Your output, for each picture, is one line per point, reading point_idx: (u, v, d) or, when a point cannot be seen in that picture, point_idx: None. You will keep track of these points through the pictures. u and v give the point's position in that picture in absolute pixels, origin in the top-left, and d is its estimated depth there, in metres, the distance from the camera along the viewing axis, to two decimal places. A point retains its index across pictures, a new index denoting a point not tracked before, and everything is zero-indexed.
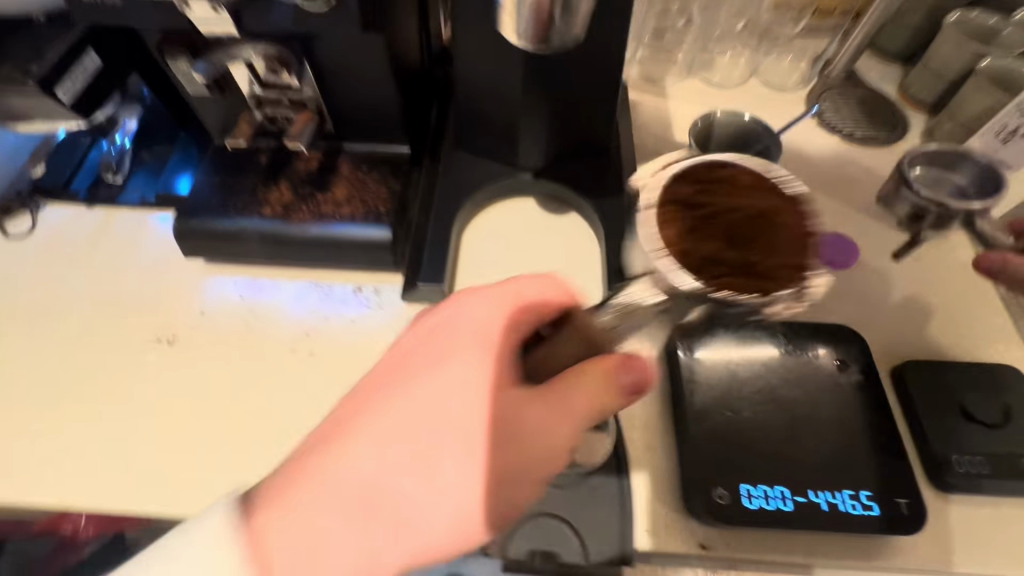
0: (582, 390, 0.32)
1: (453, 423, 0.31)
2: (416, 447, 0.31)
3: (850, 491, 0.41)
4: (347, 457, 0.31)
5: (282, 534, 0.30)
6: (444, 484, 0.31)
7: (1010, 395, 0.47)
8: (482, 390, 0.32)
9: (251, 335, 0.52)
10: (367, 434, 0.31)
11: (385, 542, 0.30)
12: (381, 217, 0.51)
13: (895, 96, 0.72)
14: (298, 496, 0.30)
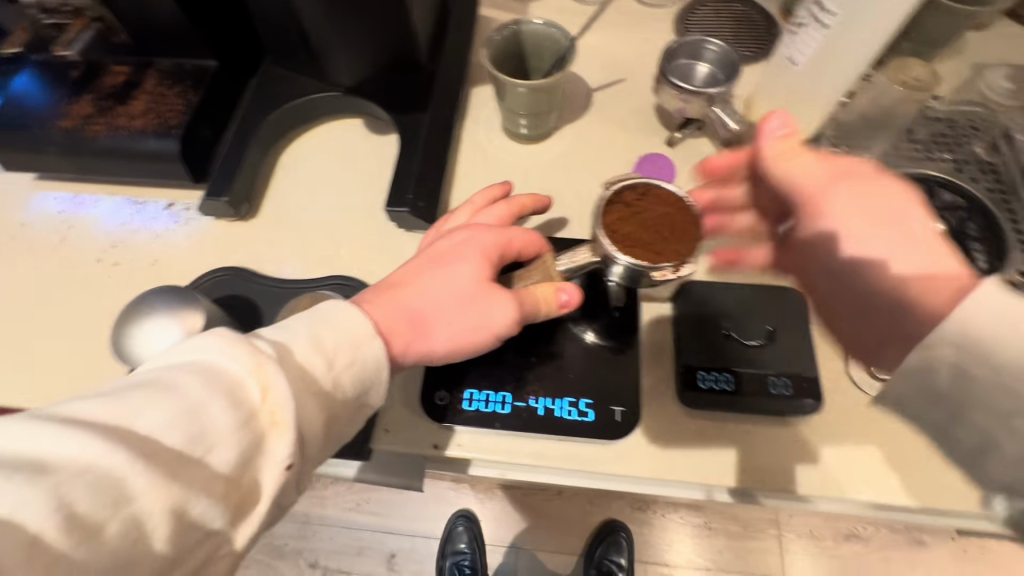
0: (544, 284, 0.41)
1: (462, 289, 0.40)
2: (466, 292, 0.40)
3: (568, 398, 0.43)
4: (424, 284, 0.40)
5: (383, 315, 0.38)
6: (460, 322, 0.39)
7: (777, 316, 0.46)
8: (490, 271, 0.41)
9: (62, 245, 0.54)
10: (435, 280, 0.40)
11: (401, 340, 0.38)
12: (172, 130, 0.52)
13: (776, 15, 0.66)
14: (387, 299, 0.39)
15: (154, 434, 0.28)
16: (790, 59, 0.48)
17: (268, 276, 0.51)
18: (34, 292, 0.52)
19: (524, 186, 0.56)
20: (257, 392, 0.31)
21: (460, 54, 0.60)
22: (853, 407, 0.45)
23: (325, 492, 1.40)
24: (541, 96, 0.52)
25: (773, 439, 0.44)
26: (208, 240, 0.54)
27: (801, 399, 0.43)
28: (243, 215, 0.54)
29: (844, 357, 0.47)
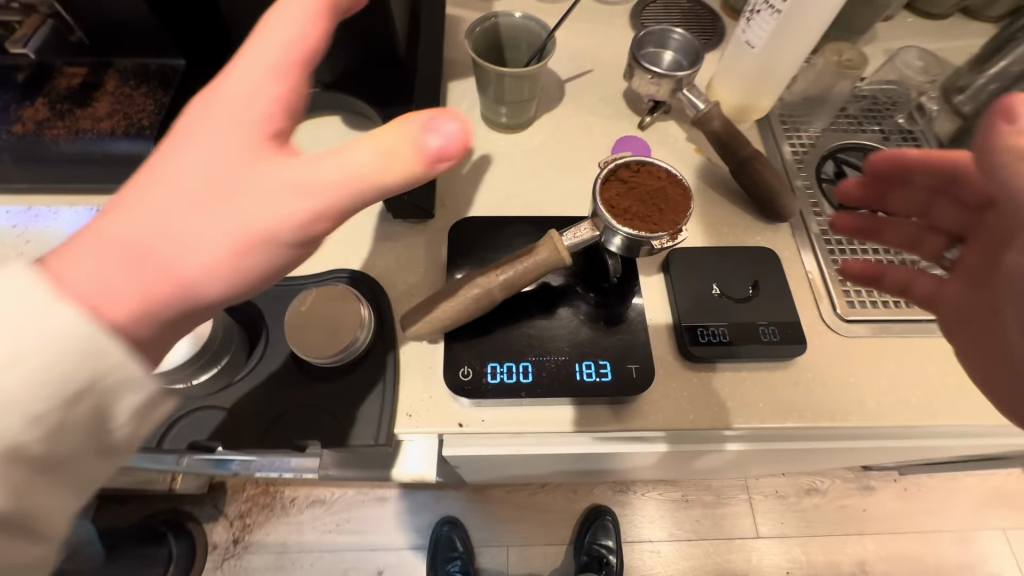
0: (386, 151, 0.28)
1: (206, 189, 0.26)
2: (206, 183, 0.26)
3: (587, 361, 0.45)
4: (165, 203, 0.26)
5: (81, 280, 0.24)
6: (233, 244, 0.27)
7: (757, 271, 0.51)
8: (255, 146, 0.27)
9: None
10: (170, 186, 0.26)
11: (132, 291, 0.25)
12: (143, 131, 0.49)
13: (719, 9, 0.73)
14: (79, 259, 0.25)
15: None
16: (747, 42, 0.53)
17: None
18: None
19: (512, 173, 0.58)
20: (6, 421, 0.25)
21: (436, 49, 0.61)
22: (829, 347, 0.50)
23: (299, 517, 1.33)
24: (524, 84, 0.55)
25: (767, 382, 0.48)
26: None
27: (787, 343, 0.48)
28: None
29: (817, 305, 0.52)
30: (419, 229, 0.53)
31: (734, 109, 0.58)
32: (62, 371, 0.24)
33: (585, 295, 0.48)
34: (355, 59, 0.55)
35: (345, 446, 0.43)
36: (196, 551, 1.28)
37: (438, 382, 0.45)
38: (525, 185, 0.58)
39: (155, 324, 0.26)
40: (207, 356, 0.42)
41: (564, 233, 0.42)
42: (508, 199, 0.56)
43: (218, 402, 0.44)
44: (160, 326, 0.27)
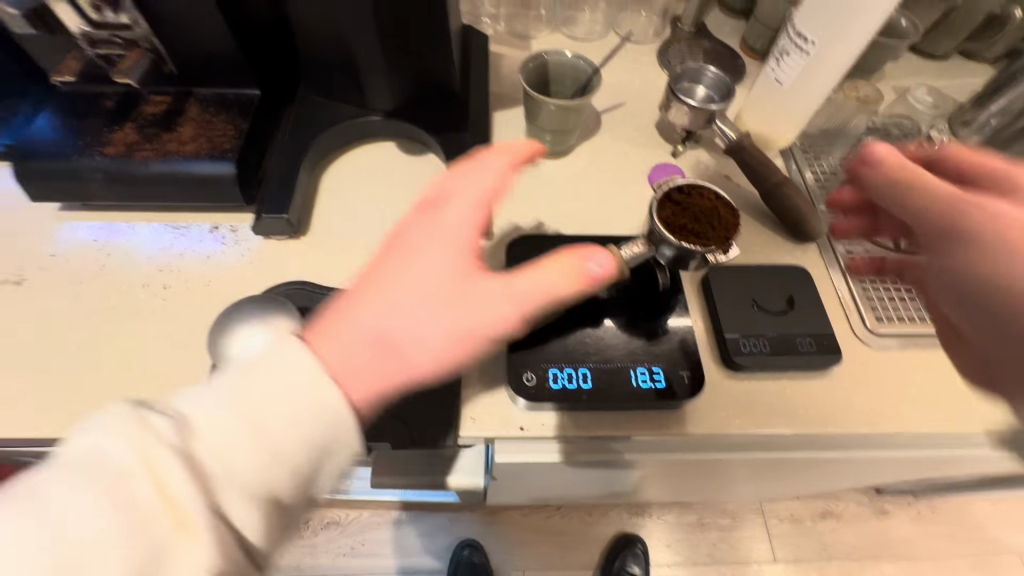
0: (455, 253, 0.37)
1: (444, 292, 0.36)
2: (440, 290, 0.36)
3: (641, 368, 0.48)
4: (386, 305, 0.35)
5: (340, 359, 0.34)
6: (450, 340, 0.35)
7: (792, 286, 0.55)
8: (465, 265, 0.37)
9: (101, 272, 0.53)
10: (393, 296, 0.35)
11: (362, 376, 0.34)
12: (225, 154, 0.53)
13: (739, 49, 0.79)
14: (337, 344, 0.35)
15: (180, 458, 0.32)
16: (776, 79, 0.58)
17: (331, 287, 0.53)
18: (75, 322, 0.50)
19: (556, 195, 0.63)
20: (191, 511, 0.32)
21: (484, 82, 0.66)
22: (860, 360, 0.54)
23: (314, 540, 1.32)
24: (570, 114, 0.59)
25: (804, 393, 0.51)
26: (260, 258, 0.55)
27: (824, 353, 0.51)
28: (296, 233, 0.56)
29: (847, 319, 0.55)
30: (473, 246, 0.57)
31: (761, 139, 0.64)
32: (308, 420, 0.34)
33: (635, 307, 0.51)
34: (415, 90, 0.60)
35: (416, 446, 0.46)
36: None
37: (499, 388, 0.48)
38: (568, 207, 0.62)
39: (377, 403, 0.35)
40: None
41: (622, 248, 0.45)
42: (554, 220, 0.60)
43: None
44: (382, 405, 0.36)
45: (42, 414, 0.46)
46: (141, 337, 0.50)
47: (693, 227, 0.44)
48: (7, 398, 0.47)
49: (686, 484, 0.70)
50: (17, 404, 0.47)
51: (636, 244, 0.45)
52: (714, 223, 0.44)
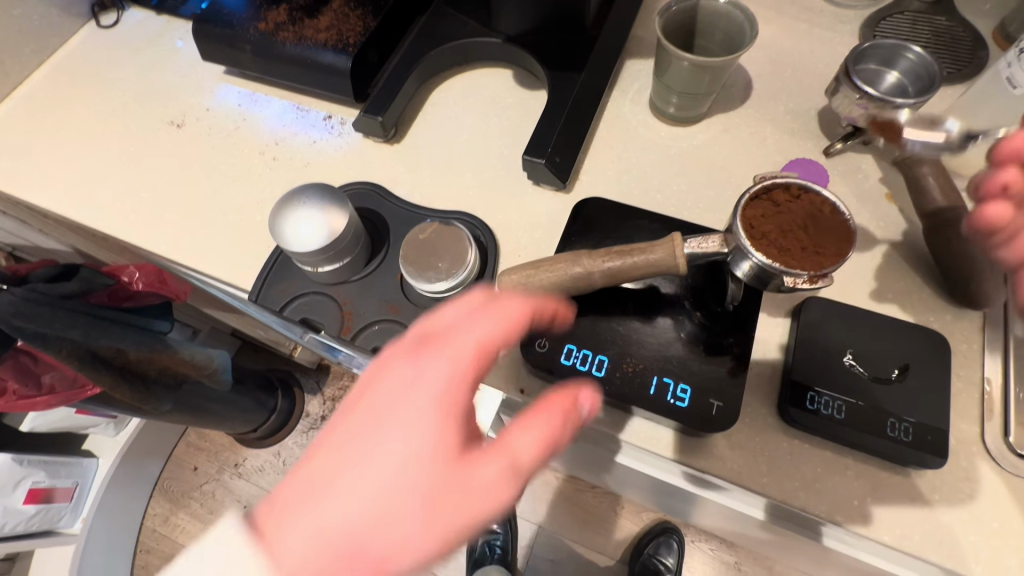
0: (449, 367, 0.30)
1: (423, 451, 0.29)
2: (435, 494, 0.28)
3: (664, 379, 0.42)
4: (373, 442, 0.29)
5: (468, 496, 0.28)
6: (429, 523, 0.28)
7: (912, 354, 0.42)
8: (463, 372, 0.30)
9: (234, 133, 0.61)
10: (354, 482, 0.28)
11: (394, 512, 0.28)
12: (348, 48, 0.56)
13: (987, 36, 0.59)
14: (290, 512, 0.28)
15: None
16: (1008, 79, 0.43)
17: (400, 197, 0.55)
18: (205, 169, 0.59)
19: (657, 164, 0.55)
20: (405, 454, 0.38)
21: (624, 21, 0.59)
22: (977, 476, 0.41)
23: None
24: (704, 75, 0.50)
25: (869, 482, 0.41)
26: (352, 153, 0.58)
27: (919, 450, 0.40)
28: (389, 139, 0.58)
29: (983, 422, 0.42)
30: (546, 195, 0.53)
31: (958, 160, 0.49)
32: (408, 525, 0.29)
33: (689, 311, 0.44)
34: (542, 16, 0.56)
35: None
36: (293, 412, 1.52)
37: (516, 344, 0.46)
38: (667, 180, 0.54)
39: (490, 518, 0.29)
40: (331, 252, 0.46)
41: (688, 239, 0.38)
42: (645, 191, 0.54)
43: (330, 293, 0.50)
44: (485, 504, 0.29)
45: (164, 236, 0.56)
46: (244, 196, 0.57)
47: (789, 244, 0.36)
48: (146, 215, 0.58)
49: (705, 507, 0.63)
50: (149, 222, 0.57)
51: (711, 240, 0.37)
52: (823, 249, 0.35)
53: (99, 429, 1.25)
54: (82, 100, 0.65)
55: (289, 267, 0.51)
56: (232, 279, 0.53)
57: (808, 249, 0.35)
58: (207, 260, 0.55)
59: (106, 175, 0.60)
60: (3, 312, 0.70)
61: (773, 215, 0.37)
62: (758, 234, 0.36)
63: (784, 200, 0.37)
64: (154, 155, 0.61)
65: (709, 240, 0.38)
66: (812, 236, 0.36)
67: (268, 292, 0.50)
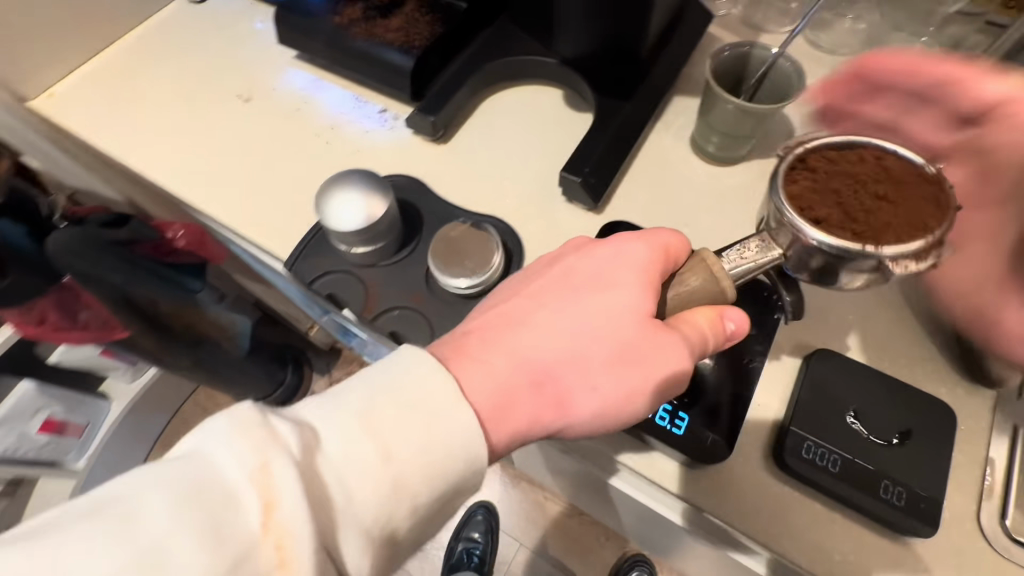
0: (649, 251, 0.41)
1: (620, 318, 0.40)
2: (624, 342, 0.39)
3: (664, 406, 0.43)
4: (556, 324, 0.41)
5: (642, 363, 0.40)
6: (613, 375, 0.40)
7: (917, 420, 0.42)
8: (648, 273, 0.41)
9: (296, 113, 0.65)
10: (556, 326, 0.41)
11: (585, 359, 0.40)
12: (412, 50, 0.60)
13: None
14: (483, 350, 0.41)
15: (188, 515, 0.29)
16: None
17: (438, 193, 0.57)
18: (263, 142, 0.64)
19: (688, 198, 0.56)
20: (264, 502, 0.30)
21: (676, 59, 0.61)
22: (969, 554, 0.40)
23: None
24: (746, 120, 0.51)
25: (856, 540, 0.41)
26: (400, 146, 0.62)
27: (909, 516, 0.39)
28: (437, 139, 0.61)
29: (983, 502, 0.41)
30: (576, 212, 0.55)
31: None
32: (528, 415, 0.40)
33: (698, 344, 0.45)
34: (599, 45, 0.58)
35: None
36: (299, 388, 1.57)
37: None
38: (695, 215, 0.55)
39: (657, 376, 0.39)
40: (367, 234, 0.49)
41: (726, 256, 0.40)
42: (673, 222, 0.55)
43: (357, 272, 0.52)
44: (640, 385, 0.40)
45: (217, 196, 0.60)
46: (296, 171, 0.61)
47: (844, 225, 0.38)
48: (204, 175, 0.62)
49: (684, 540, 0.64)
50: (205, 183, 0.62)
51: (753, 249, 0.40)
52: (893, 224, 0.37)
53: (116, 373, 1.30)
54: (166, 65, 0.71)
55: (324, 242, 0.54)
56: (273, 246, 0.57)
57: (874, 221, 0.38)
58: (252, 224, 0.59)
59: (175, 135, 0.65)
60: (57, 247, 0.77)
61: (813, 192, 0.39)
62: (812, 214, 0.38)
63: (821, 180, 0.40)
64: (220, 123, 0.66)
65: (750, 246, 0.40)
66: (874, 209, 0.38)
67: (301, 262, 0.53)
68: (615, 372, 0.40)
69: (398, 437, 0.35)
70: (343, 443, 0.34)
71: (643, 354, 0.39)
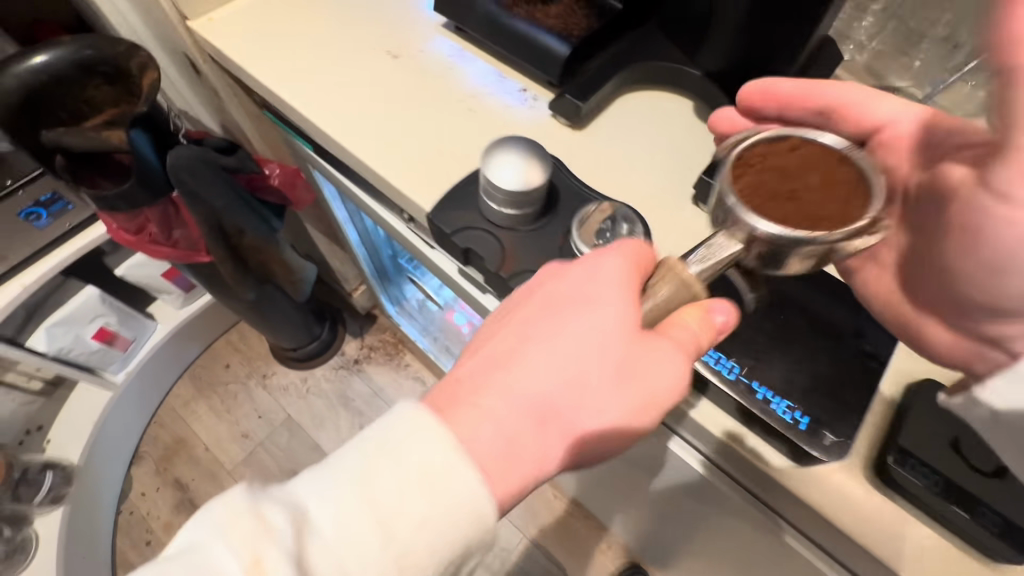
0: (624, 260, 0.44)
1: (613, 340, 0.42)
2: (619, 361, 0.42)
3: (783, 401, 0.48)
4: (538, 369, 0.42)
5: (648, 372, 0.42)
6: (612, 405, 0.42)
7: None
8: (631, 292, 0.43)
9: (440, 77, 0.69)
10: (544, 370, 0.42)
11: (586, 388, 0.42)
12: (569, 39, 0.63)
13: None
14: (470, 396, 0.42)
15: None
16: None
17: (576, 175, 0.61)
18: (408, 99, 0.68)
19: None
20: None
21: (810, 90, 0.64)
22: None
23: (402, 379, 1.61)
24: None
25: (939, 553, 0.45)
26: (538, 126, 0.65)
27: (1000, 540, 0.43)
28: (574, 124, 0.64)
29: None
30: (701, 214, 0.59)
31: None
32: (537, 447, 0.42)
33: (820, 352, 0.49)
34: (745, 65, 0.62)
35: None
36: (331, 345, 1.59)
37: None
38: None
39: (649, 391, 0.42)
40: (519, 198, 0.52)
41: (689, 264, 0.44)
42: None
43: (497, 232, 0.56)
44: (643, 395, 0.42)
45: (363, 141, 0.65)
46: (438, 131, 0.65)
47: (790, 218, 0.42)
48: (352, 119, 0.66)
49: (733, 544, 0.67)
50: (352, 127, 0.66)
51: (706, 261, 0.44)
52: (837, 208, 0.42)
53: (170, 297, 1.34)
54: (321, 9, 0.74)
55: (469, 200, 0.58)
56: (413, 194, 0.61)
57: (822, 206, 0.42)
58: (395, 172, 0.63)
59: (326, 77, 0.69)
60: (179, 163, 0.81)
61: (760, 184, 0.44)
62: (767, 202, 0.43)
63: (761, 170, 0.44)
64: (368, 73, 0.70)
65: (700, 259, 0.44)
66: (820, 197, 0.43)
67: (445, 213, 0.57)
68: (614, 396, 0.42)
69: (385, 497, 0.40)
70: (339, 527, 0.39)
71: (646, 368, 0.42)
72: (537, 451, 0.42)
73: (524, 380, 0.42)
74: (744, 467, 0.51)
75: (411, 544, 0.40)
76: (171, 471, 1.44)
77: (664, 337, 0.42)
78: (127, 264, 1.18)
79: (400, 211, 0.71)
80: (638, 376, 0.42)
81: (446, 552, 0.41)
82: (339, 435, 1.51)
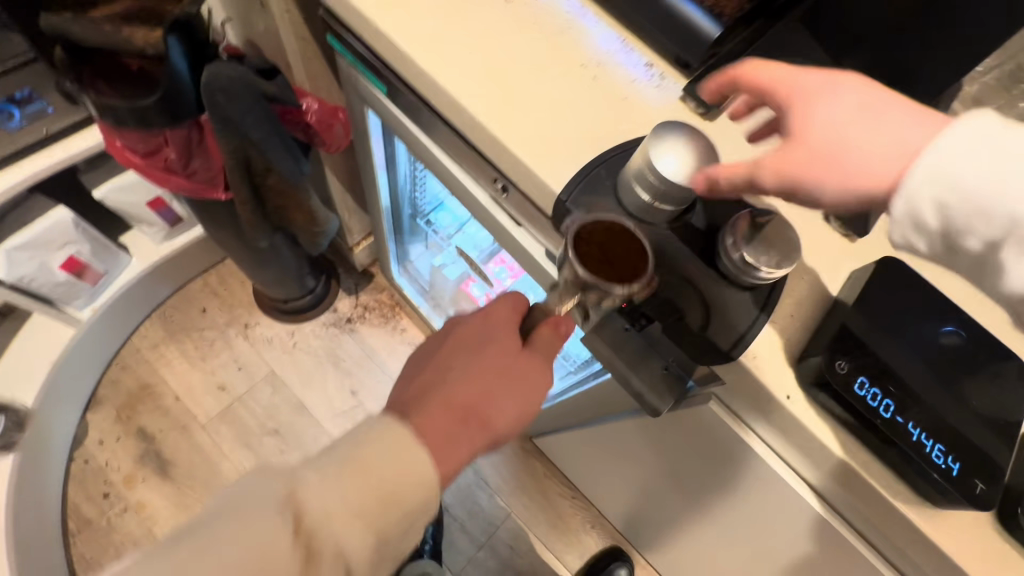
0: (506, 308, 0.56)
1: (508, 369, 0.52)
2: (515, 371, 0.52)
3: (938, 445, 0.44)
4: (468, 362, 0.52)
5: (525, 402, 0.52)
6: (516, 392, 0.51)
7: None
8: (510, 327, 0.55)
9: (560, 31, 0.61)
10: (466, 376, 0.51)
11: (489, 395, 0.50)
12: (721, 20, 0.56)
13: None
14: (412, 405, 0.50)
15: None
16: None
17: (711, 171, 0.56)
18: (523, 52, 0.59)
19: None
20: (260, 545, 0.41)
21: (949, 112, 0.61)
22: None
23: (397, 345, 1.48)
24: None
25: None
26: (668, 107, 0.59)
27: None
28: (705, 114, 0.59)
29: None
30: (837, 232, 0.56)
31: None
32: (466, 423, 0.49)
33: (975, 391, 0.46)
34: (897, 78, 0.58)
35: (704, 332, 0.49)
36: (324, 300, 1.46)
37: (802, 357, 0.48)
38: None
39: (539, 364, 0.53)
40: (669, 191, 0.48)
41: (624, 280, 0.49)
42: None
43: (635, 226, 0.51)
44: (533, 398, 0.52)
45: (473, 94, 0.57)
46: (558, 95, 0.57)
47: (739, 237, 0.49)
48: (459, 66, 0.58)
49: (792, 554, 0.67)
50: (460, 76, 0.57)
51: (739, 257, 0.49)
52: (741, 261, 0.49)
53: (150, 229, 1.17)
54: None
55: (604, 184, 0.52)
56: (532, 166, 0.54)
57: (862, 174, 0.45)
58: (509, 137, 0.55)
59: (428, 11, 0.60)
60: (213, 80, 0.68)
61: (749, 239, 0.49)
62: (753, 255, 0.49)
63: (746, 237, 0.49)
64: (477, 14, 0.60)
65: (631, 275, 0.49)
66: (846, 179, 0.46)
67: (579, 196, 0.52)
68: (520, 388, 0.51)
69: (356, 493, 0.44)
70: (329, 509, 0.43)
71: (515, 392, 0.51)
72: (477, 398, 0.50)
73: (421, 416, 0.48)
74: (857, 499, 0.50)
75: (398, 480, 0.44)
76: (135, 419, 1.31)
77: (534, 355, 0.53)
78: (107, 186, 1.01)
79: (492, 178, 0.63)
80: (529, 385, 0.52)
81: (427, 478, 0.45)
82: (325, 395, 1.40)
